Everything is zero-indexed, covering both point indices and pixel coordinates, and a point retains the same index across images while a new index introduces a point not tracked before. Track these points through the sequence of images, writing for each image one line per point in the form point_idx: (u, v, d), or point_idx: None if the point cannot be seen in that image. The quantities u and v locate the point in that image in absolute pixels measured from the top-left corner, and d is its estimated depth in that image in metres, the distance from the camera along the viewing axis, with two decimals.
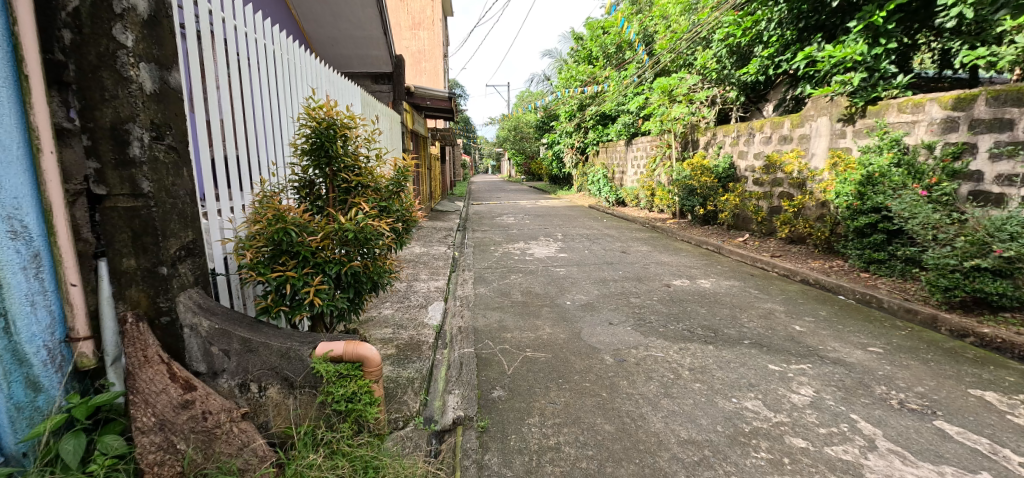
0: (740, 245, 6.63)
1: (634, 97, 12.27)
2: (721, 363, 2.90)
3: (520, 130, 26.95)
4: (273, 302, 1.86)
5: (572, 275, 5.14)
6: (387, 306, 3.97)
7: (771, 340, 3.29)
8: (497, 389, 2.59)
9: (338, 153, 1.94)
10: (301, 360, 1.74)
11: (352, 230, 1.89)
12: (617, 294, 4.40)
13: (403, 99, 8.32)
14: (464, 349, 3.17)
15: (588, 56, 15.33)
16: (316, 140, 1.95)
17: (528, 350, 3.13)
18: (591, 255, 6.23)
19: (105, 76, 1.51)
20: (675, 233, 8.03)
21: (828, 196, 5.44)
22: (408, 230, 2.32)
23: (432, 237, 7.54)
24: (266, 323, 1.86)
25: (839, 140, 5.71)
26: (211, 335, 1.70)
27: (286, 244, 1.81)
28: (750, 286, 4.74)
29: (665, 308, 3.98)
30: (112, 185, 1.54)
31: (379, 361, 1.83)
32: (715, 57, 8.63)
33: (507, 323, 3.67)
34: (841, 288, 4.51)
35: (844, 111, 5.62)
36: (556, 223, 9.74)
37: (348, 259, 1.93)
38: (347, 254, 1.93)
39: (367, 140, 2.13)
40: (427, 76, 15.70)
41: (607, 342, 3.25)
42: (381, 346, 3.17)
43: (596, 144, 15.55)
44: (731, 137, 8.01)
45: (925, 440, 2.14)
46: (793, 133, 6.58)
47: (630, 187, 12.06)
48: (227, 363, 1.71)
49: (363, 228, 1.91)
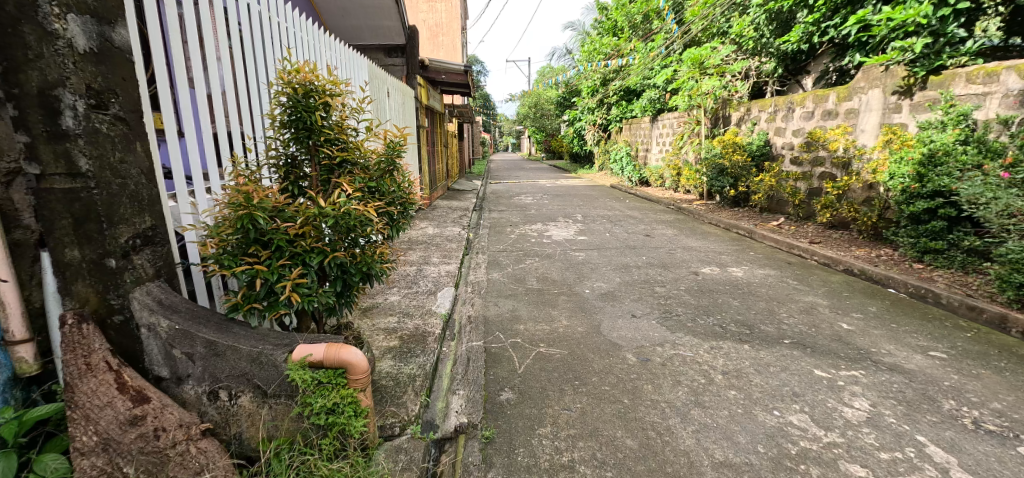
0: (775, 230, 6.18)
1: (661, 70, 11.61)
2: (759, 366, 2.58)
3: (540, 106, 26.26)
4: (244, 299, 1.60)
5: (593, 260, 4.81)
6: (394, 292, 3.74)
7: (816, 340, 2.93)
8: (506, 391, 2.34)
9: (320, 123, 1.66)
10: (274, 366, 1.51)
11: (336, 218, 1.63)
12: (641, 282, 4.07)
13: (416, 74, 7.97)
14: (472, 342, 2.92)
15: (613, 27, 14.57)
16: (292, 110, 1.67)
17: (542, 345, 2.86)
18: (613, 238, 5.87)
19: (27, 31, 1.22)
20: (701, 215, 7.58)
21: (879, 177, 4.92)
22: (406, 214, 2.07)
23: (446, 217, 7.29)
24: (237, 322, 1.61)
25: (892, 115, 5.17)
26: (172, 336, 1.47)
27: (255, 233, 1.55)
28: (788, 275, 4.34)
29: (694, 299, 3.63)
30: (47, 162, 1.27)
31: (366, 367, 1.58)
32: (753, 23, 8.01)
33: (521, 312, 3.40)
34: (891, 280, 4.08)
35: (900, 82, 5.06)
36: (576, 202, 9.35)
37: (332, 249, 1.68)
38: (330, 243, 1.69)
39: (355, 106, 1.85)
40: (445, 50, 15.21)
41: (630, 337, 2.96)
42: (383, 336, 2.95)
43: (619, 120, 14.93)
44: (767, 112, 7.43)
45: (1012, 473, 1.80)
46: (839, 108, 6.02)
47: (655, 166, 11.51)
48: (192, 368, 1.49)
49: (349, 213, 1.66)
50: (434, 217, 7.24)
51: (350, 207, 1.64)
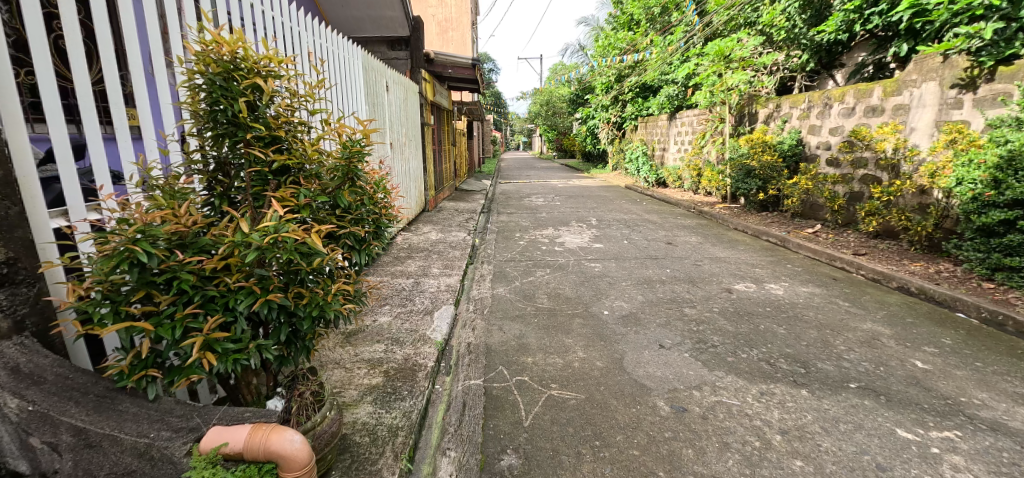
0: (810, 239, 5.61)
1: (681, 65, 11.03)
2: (826, 423, 2.07)
3: (552, 103, 25.72)
4: (131, 367, 1.14)
5: (611, 273, 4.30)
6: (385, 311, 3.30)
7: (889, 385, 2.41)
8: (508, 455, 1.87)
9: (245, 113, 1.20)
10: (172, 462, 1.22)
11: (265, 247, 1.15)
12: (667, 301, 3.56)
13: (421, 67, 7.45)
14: (469, 381, 2.45)
15: (628, 22, 13.97)
16: (210, 97, 1.22)
17: (554, 385, 2.37)
18: (632, 246, 5.35)
19: None
20: (726, 220, 7.01)
21: (940, 181, 4.31)
22: (379, 233, 1.62)
23: (451, 221, 6.84)
24: (119, 402, 1.28)
25: (952, 112, 4.58)
26: (27, 420, 1.10)
27: (144, 274, 1.09)
28: (836, 294, 3.79)
29: (732, 325, 3.11)
30: None
31: (305, 459, 1.25)
32: (785, 13, 7.42)
33: (529, 339, 2.91)
34: (959, 303, 3.51)
35: (961, 74, 4.49)
36: (590, 204, 8.83)
37: (266, 291, 1.23)
38: (262, 279, 1.22)
39: (304, 93, 1.39)
40: (455, 46, 14.76)
41: (659, 377, 2.46)
42: (365, 371, 2.50)
43: (635, 118, 14.35)
44: (800, 108, 6.84)
45: None
46: (884, 103, 5.42)
47: (673, 166, 10.93)
48: (59, 462, 1.11)
49: (283, 239, 1.18)
50: (438, 220, 6.79)
51: (282, 231, 1.17)
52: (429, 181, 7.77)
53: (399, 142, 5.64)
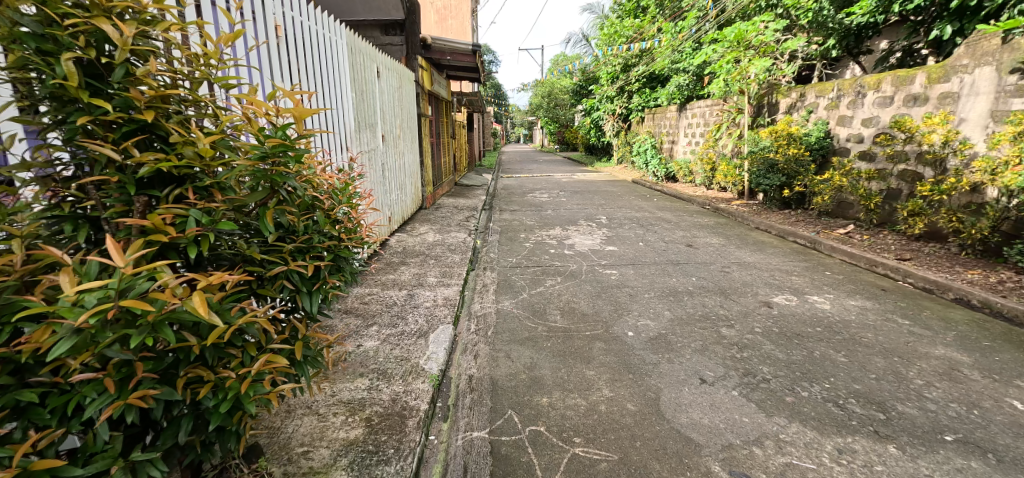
0: (844, 241, 5.12)
1: (692, 53, 10.47)
2: None
3: (554, 95, 25.11)
4: None
5: (630, 281, 3.80)
6: (371, 335, 2.81)
7: (996, 439, 1.93)
8: None
9: (71, 79, 0.90)
10: None
11: (93, 328, 0.82)
12: (700, 319, 3.07)
13: (420, 55, 6.96)
14: (472, 433, 1.97)
15: (634, 9, 13.38)
16: (22, 54, 0.91)
17: (578, 441, 1.88)
18: (649, 249, 4.85)
19: None
20: (746, 218, 6.50)
21: (1003, 178, 3.80)
22: (319, 272, 1.34)
23: (450, 220, 6.33)
24: None
25: (1012, 100, 4.03)
26: None
27: None
28: (891, 309, 3.31)
29: (782, 353, 2.62)
30: None
31: None
32: None
33: (544, 371, 2.42)
34: None
35: (1022, 57, 3.96)
36: (597, 201, 8.32)
37: (122, 391, 0.89)
38: (122, 378, 0.89)
39: (193, 55, 1.10)
40: (454, 34, 14.16)
41: (707, 426, 1.98)
42: (343, 419, 2.01)
43: (642, 109, 13.79)
44: (828, 98, 6.32)
45: None
46: (928, 91, 4.91)
47: (683, 160, 10.40)
48: None
49: (131, 313, 0.85)
50: (436, 219, 6.28)
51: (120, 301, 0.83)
52: (427, 177, 7.24)
53: (392, 136, 5.14)
